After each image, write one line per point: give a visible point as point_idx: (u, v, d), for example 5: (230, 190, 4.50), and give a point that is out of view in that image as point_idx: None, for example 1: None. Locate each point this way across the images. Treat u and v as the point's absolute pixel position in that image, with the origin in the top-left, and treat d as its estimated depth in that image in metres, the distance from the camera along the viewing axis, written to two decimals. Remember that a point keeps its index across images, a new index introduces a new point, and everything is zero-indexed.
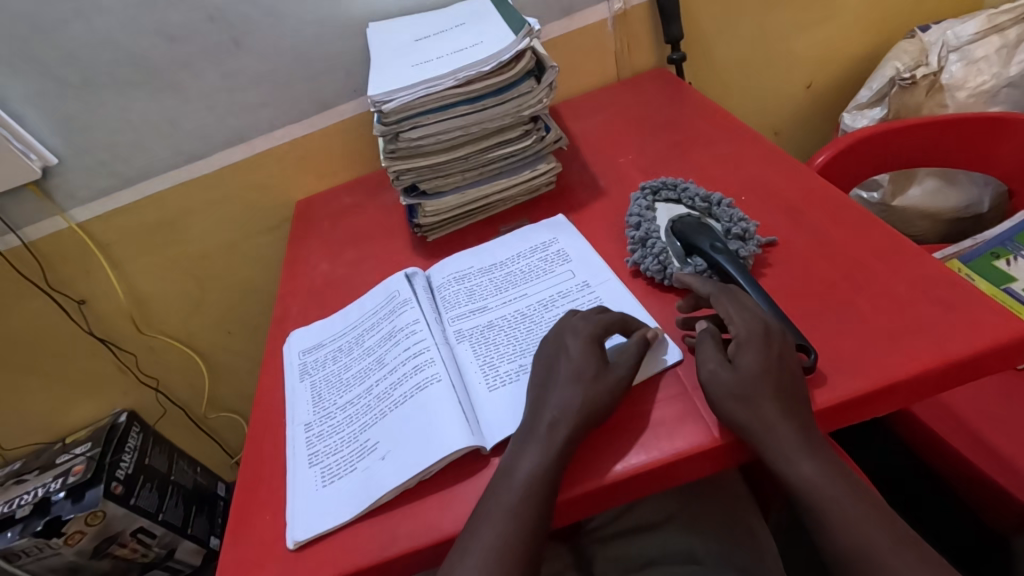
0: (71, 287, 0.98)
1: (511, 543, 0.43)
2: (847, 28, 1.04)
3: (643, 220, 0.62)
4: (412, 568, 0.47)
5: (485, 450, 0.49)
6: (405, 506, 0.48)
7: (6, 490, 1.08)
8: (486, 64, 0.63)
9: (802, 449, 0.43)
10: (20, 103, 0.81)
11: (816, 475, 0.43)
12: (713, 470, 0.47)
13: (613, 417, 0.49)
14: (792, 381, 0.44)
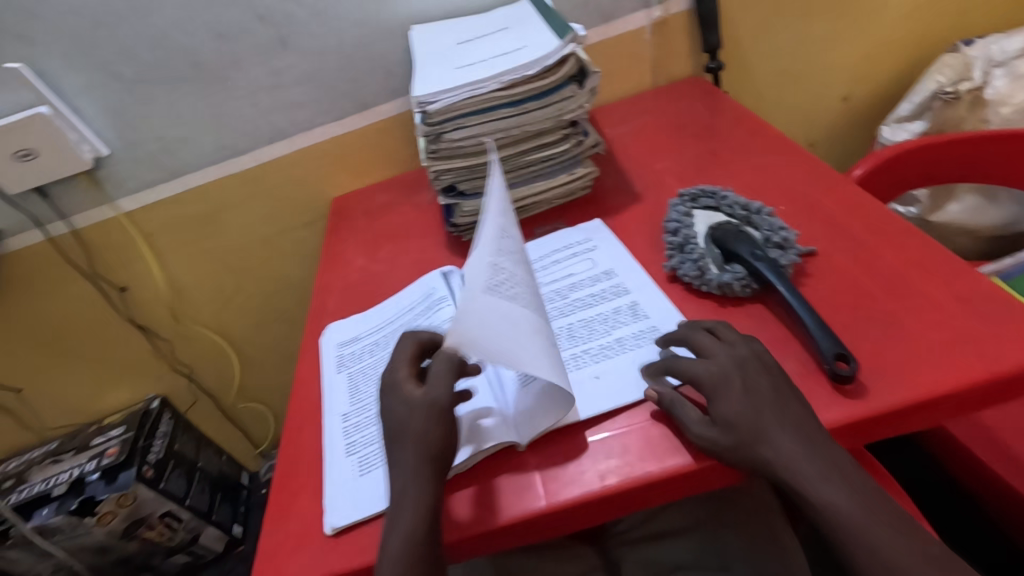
0: (114, 274, 1.01)
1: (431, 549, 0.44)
2: (889, 41, 1.03)
3: (682, 227, 0.62)
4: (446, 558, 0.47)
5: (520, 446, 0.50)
6: None
7: (43, 469, 1.11)
8: (530, 68, 0.64)
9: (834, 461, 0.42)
10: (77, 95, 0.84)
11: (845, 488, 0.42)
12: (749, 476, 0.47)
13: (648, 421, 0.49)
14: (779, 411, 0.44)
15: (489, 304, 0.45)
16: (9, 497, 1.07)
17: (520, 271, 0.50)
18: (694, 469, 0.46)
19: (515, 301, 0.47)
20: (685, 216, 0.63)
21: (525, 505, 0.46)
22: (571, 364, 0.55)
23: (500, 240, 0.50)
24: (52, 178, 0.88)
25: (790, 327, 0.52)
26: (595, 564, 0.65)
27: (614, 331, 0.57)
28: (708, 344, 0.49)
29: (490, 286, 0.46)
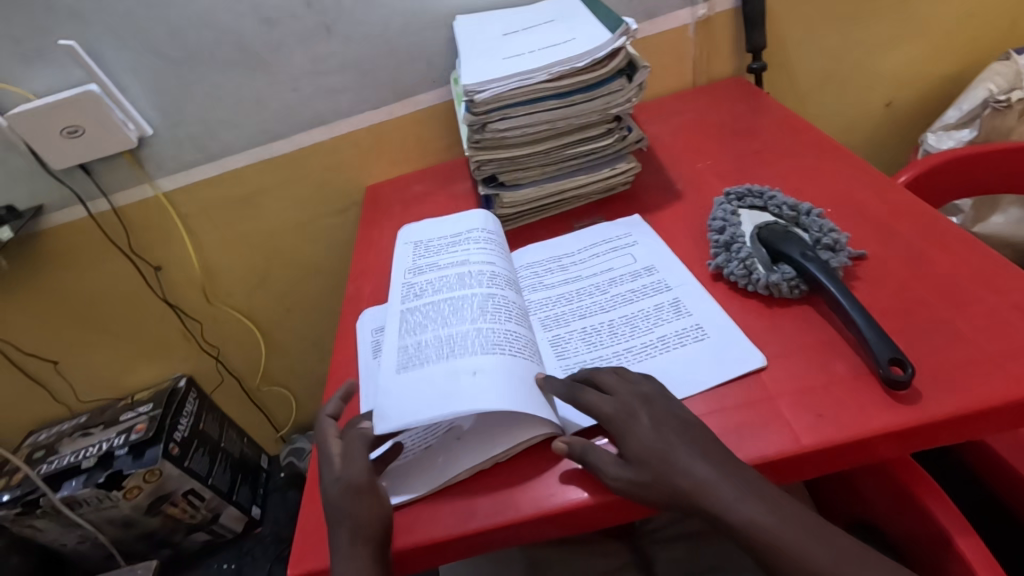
0: (151, 253, 1.03)
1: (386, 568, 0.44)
2: (937, 47, 1.01)
3: (728, 225, 0.62)
4: (487, 546, 0.47)
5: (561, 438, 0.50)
6: (479, 485, 0.49)
7: (73, 441, 1.13)
8: (580, 60, 0.64)
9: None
10: (125, 74, 0.86)
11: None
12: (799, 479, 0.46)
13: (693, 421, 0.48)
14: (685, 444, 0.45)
15: (403, 381, 0.50)
16: (39, 467, 1.09)
17: (430, 332, 0.54)
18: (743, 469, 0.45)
19: (426, 363, 0.51)
20: (731, 215, 0.63)
21: (566, 497, 0.46)
22: (614, 359, 0.54)
23: (405, 320, 0.56)
24: (97, 155, 0.89)
25: (841, 330, 0.51)
26: (627, 560, 0.66)
27: (657, 328, 0.56)
28: (610, 381, 0.49)
29: (400, 368, 0.52)
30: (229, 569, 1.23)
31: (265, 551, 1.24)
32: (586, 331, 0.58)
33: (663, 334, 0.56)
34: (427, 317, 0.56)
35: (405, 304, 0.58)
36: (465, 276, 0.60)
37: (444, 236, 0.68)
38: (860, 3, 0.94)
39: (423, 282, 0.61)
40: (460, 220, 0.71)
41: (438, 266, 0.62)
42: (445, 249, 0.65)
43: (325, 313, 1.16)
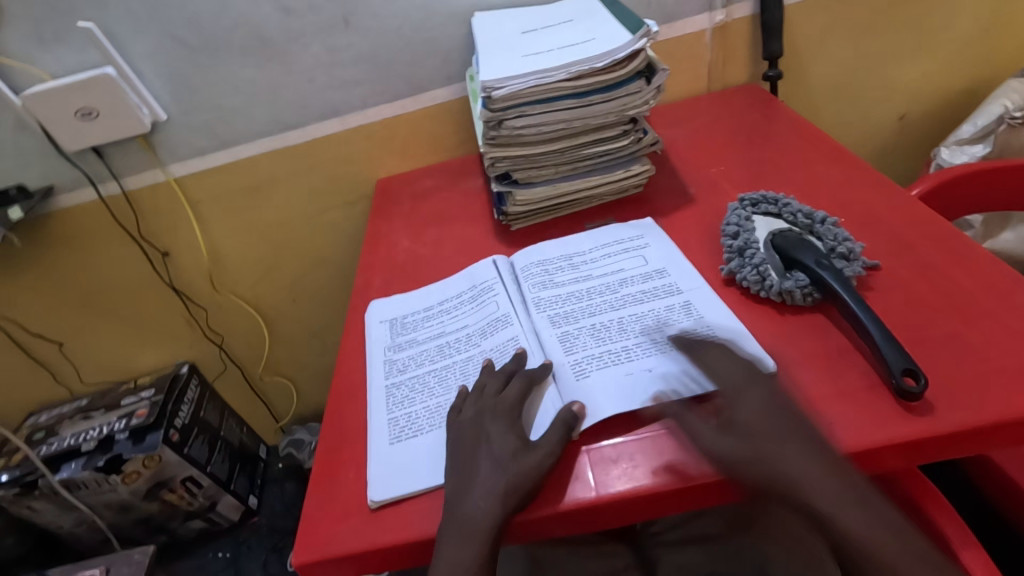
0: (159, 238, 1.03)
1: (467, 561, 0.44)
2: (952, 62, 1.01)
3: (741, 231, 0.62)
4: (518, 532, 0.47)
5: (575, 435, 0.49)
6: None
7: (73, 424, 1.13)
8: (600, 60, 0.64)
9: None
10: (141, 59, 0.86)
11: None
12: None
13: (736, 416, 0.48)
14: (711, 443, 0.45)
15: (398, 452, 0.52)
16: (39, 448, 1.09)
17: (419, 404, 0.56)
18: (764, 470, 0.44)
19: (420, 434, 0.54)
20: (744, 221, 0.63)
21: (574, 496, 0.46)
22: (625, 358, 0.54)
23: (391, 395, 0.58)
24: (110, 138, 0.89)
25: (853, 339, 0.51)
26: (631, 561, 0.66)
27: (667, 328, 0.56)
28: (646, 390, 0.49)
29: (393, 439, 0.54)
30: (225, 558, 1.24)
31: (261, 541, 1.24)
32: (596, 328, 0.58)
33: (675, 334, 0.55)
34: (413, 390, 0.58)
35: (389, 380, 0.60)
36: (445, 347, 0.62)
37: (418, 312, 0.68)
38: (879, 15, 0.94)
39: (405, 357, 0.62)
40: (441, 287, 0.70)
41: (417, 342, 0.64)
42: (421, 324, 0.66)
43: (330, 306, 1.16)
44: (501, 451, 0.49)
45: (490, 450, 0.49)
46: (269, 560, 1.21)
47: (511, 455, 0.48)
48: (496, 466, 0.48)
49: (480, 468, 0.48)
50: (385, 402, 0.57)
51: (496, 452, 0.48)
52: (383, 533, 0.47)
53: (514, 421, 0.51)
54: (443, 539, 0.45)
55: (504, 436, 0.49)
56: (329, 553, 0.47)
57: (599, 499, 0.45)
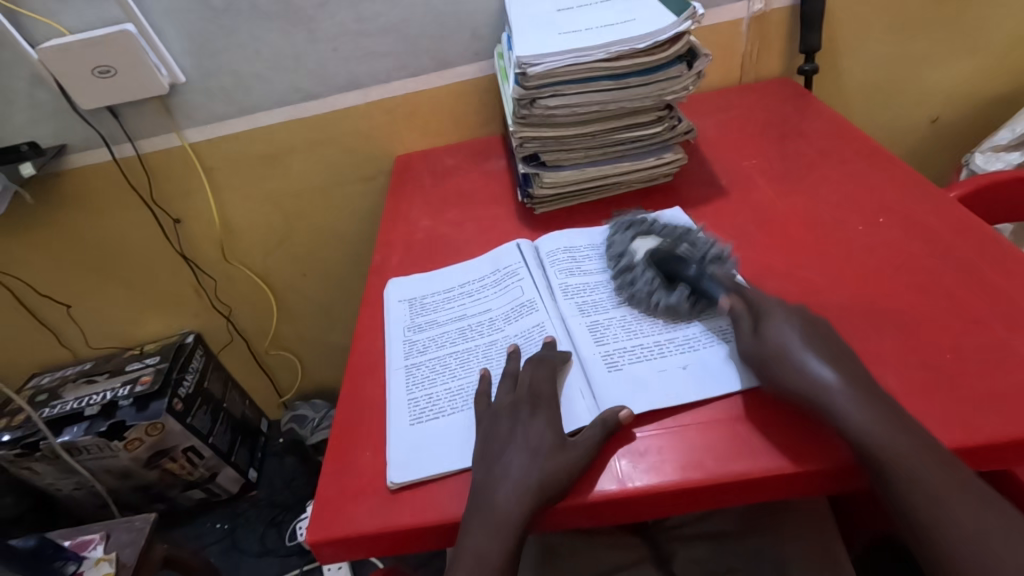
0: (171, 204, 1.01)
1: (493, 556, 0.43)
2: (990, 67, 0.98)
3: (625, 251, 0.62)
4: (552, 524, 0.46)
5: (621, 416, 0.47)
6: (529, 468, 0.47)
7: (76, 388, 1.11)
8: (641, 41, 0.62)
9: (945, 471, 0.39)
10: (162, 17, 0.83)
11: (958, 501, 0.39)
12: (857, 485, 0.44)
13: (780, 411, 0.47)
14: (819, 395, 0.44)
15: (419, 433, 0.51)
16: (42, 410, 1.08)
17: (439, 385, 0.55)
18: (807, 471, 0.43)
19: (442, 416, 0.52)
20: (626, 242, 0.63)
21: (599, 488, 0.45)
22: (656, 348, 0.53)
23: (411, 375, 0.57)
24: (127, 98, 0.87)
25: (892, 342, 0.50)
26: (646, 555, 0.65)
27: (701, 323, 0.55)
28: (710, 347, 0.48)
29: (413, 421, 0.52)
30: (223, 529, 1.23)
31: (260, 514, 1.24)
32: (626, 318, 0.57)
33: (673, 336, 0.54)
34: (434, 371, 0.57)
35: (408, 361, 0.58)
36: (467, 330, 0.61)
37: (439, 292, 0.66)
38: (920, 14, 0.91)
39: (425, 338, 0.61)
40: (462, 268, 0.69)
41: (437, 323, 0.62)
42: (442, 305, 0.64)
43: (342, 283, 1.15)
44: (535, 441, 0.47)
45: (525, 442, 0.47)
46: (266, 534, 1.21)
47: (547, 448, 0.46)
48: (529, 454, 0.46)
49: (510, 459, 0.46)
50: (405, 380, 0.56)
51: (533, 443, 0.47)
52: (402, 515, 0.46)
53: (555, 413, 0.49)
54: (467, 525, 0.44)
55: (542, 427, 0.48)
56: (345, 532, 0.46)
57: (625, 493, 0.44)
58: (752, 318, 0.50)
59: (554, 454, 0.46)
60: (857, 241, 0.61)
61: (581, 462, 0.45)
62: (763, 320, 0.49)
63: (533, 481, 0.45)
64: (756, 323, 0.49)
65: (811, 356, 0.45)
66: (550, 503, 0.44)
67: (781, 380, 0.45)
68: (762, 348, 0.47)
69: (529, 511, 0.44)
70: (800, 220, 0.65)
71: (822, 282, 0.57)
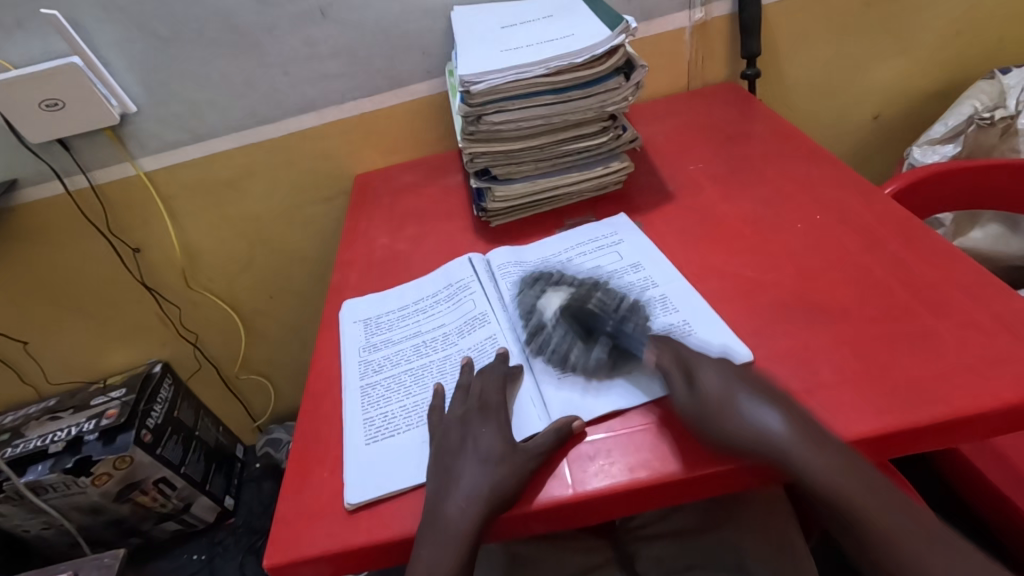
0: (129, 234, 1.00)
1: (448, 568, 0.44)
2: (924, 64, 1.03)
3: (534, 309, 0.60)
4: (507, 533, 0.47)
5: (576, 424, 0.48)
6: None
7: (40, 425, 1.09)
8: (579, 56, 0.64)
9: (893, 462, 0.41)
10: (109, 48, 0.83)
11: None
12: None
13: None
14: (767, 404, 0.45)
15: (375, 452, 0.51)
16: (4, 450, 1.06)
17: (394, 403, 0.56)
18: (748, 464, 0.44)
19: (397, 433, 0.53)
20: (536, 301, 0.61)
21: (552, 492, 0.46)
22: (603, 352, 0.54)
23: (366, 396, 0.57)
24: (77, 129, 0.86)
25: (827, 335, 0.52)
26: (608, 557, 0.67)
27: (644, 324, 0.57)
28: (705, 377, 0.48)
29: (369, 440, 0.53)
30: (200, 560, 1.21)
31: (237, 542, 1.22)
32: (574, 324, 0.58)
33: (619, 339, 0.56)
34: (389, 390, 0.57)
35: (364, 381, 0.59)
36: (422, 346, 0.61)
37: (394, 310, 0.67)
38: (852, 16, 0.95)
39: (380, 358, 0.61)
40: (417, 285, 0.70)
41: (392, 341, 0.63)
42: (397, 323, 0.65)
43: (308, 304, 1.15)
44: (487, 450, 0.48)
45: (476, 452, 0.48)
46: (245, 562, 1.19)
47: (497, 455, 0.47)
48: (481, 463, 0.47)
49: (463, 471, 0.47)
50: (360, 400, 0.57)
51: (484, 452, 0.48)
52: (359, 533, 0.46)
53: (504, 421, 0.50)
54: (422, 539, 0.44)
55: (493, 437, 0.49)
56: (303, 554, 0.46)
57: (577, 496, 0.45)
58: (683, 373, 0.49)
59: (505, 461, 0.47)
60: (797, 238, 0.63)
61: (531, 466, 0.46)
62: (693, 372, 0.49)
63: (485, 488, 0.46)
64: (687, 378, 0.49)
65: (739, 403, 0.46)
66: (501, 509, 0.45)
67: (730, 435, 0.45)
68: (700, 404, 0.47)
69: (481, 519, 0.45)
70: (743, 220, 0.67)
71: (763, 279, 0.59)
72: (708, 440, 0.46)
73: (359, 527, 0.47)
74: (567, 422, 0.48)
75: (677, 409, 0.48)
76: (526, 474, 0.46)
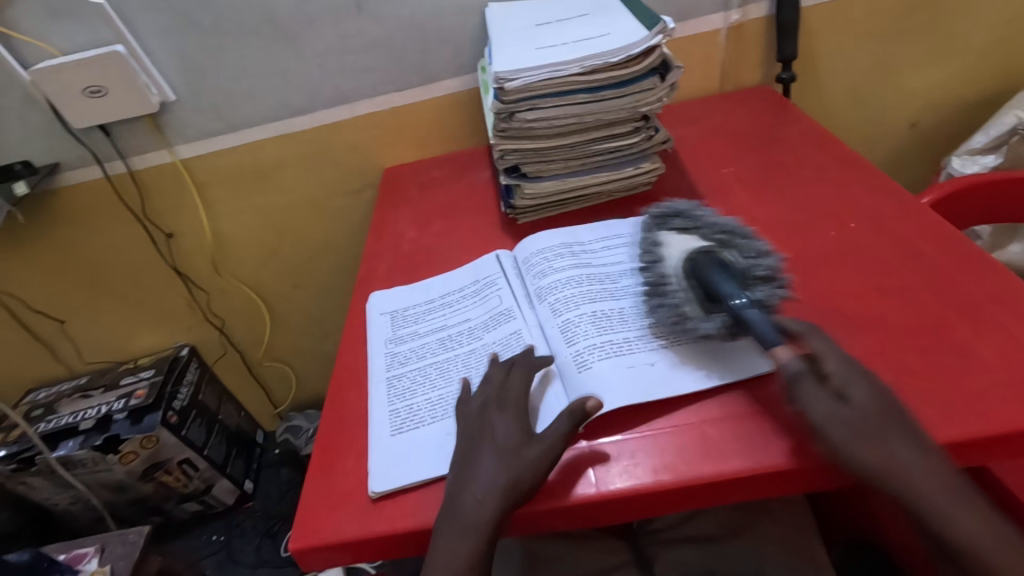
0: (163, 219, 1.03)
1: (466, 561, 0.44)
2: (966, 70, 1.00)
3: (659, 257, 0.58)
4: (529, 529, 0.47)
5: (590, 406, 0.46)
6: None
7: (72, 402, 1.12)
8: (614, 55, 0.63)
9: (937, 477, 0.40)
10: (151, 37, 0.85)
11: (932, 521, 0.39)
12: (831, 484, 0.45)
13: (746, 414, 0.48)
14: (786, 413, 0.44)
15: (400, 443, 0.52)
16: (38, 424, 1.10)
17: (420, 396, 0.56)
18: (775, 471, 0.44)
19: (422, 425, 0.53)
20: (655, 248, 0.59)
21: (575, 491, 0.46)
22: (626, 347, 0.54)
23: (392, 387, 0.58)
24: (117, 116, 0.88)
25: (859, 345, 0.51)
26: (625, 558, 0.67)
27: None
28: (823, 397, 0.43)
29: (394, 431, 0.53)
30: (219, 541, 1.24)
31: (255, 526, 1.25)
32: (597, 317, 0.58)
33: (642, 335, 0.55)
34: (415, 382, 0.58)
35: (390, 372, 0.60)
36: (447, 340, 0.62)
37: (420, 303, 0.67)
38: (893, 21, 0.93)
39: (406, 350, 0.62)
40: (444, 279, 0.70)
41: (418, 334, 0.63)
42: (423, 317, 0.65)
43: (332, 294, 1.16)
44: (505, 440, 0.48)
45: (494, 443, 0.48)
46: (262, 545, 1.21)
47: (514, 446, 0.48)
48: (499, 455, 0.47)
49: (481, 463, 0.47)
50: (387, 391, 0.57)
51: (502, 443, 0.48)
52: (382, 522, 0.47)
53: (523, 411, 0.50)
54: (441, 533, 0.45)
55: (510, 428, 0.49)
56: (327, 539, 0.47)
57: (600, 496, 0.45)
58: (814, 375, 0.44)
59: (523, 452, 0.47)
60: (830, 246, 0.62)
61: (549, 457, 0.46)
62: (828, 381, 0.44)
63: (502, 480, 0.46)
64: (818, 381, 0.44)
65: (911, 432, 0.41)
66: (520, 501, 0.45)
67: (933, 460, 0.40)
68: (839, 419, 0.42)
69: (499, 511, 0.45)
70: (774, 225, 0.67)
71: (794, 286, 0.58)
72: (732, 445, 0.46)
73: (382, 517, 0.47)
74: (583, 404, 0.47)
75: (817, 420, 0.42)
76: (542, 466, 0.46)
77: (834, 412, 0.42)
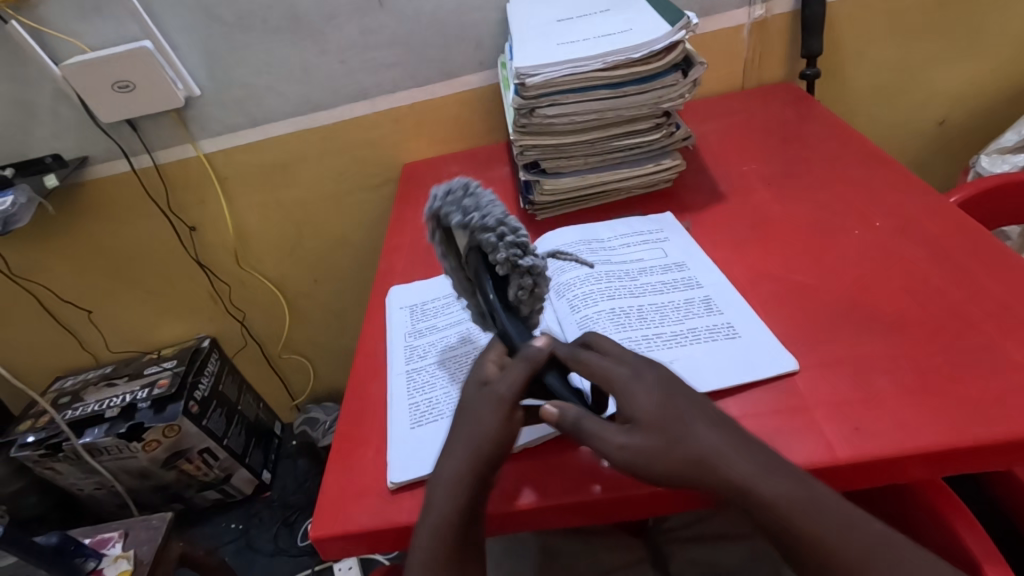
0: (187, 212, 1.05)
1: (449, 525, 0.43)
2: (997, 66, 0.98)
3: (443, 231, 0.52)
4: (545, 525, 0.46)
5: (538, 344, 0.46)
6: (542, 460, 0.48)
7: (97, 391, 1.15)
8: (637, 51, 0.63)
9: (782, 491, 0.39)
10: (178, 33, 0.86)
11: None
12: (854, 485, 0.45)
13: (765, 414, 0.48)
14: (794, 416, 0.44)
15: (419, 436, 0.52)
16: (65, 412, 1.13)
17: (438, 390, 0.57)
18: None
19: (441, 419, 0.54)
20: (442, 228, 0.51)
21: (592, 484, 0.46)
22: (643, 343, 0.54)
23: (412, 380, 0.58)
24: (145, 111, 0.90)
25: (883, 346, 0.50)
26: (642, 556, 0.66)
27: (688, 321, 0.56)
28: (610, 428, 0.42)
29: (414, 424, 0.54)
30: (237, 529, 1.26)
31: (272, 515, 1.27)
32: (615, 312, 0.58)
33: (659, 333, 0.55)
34: (434, 376, 0.58)
35: (409, 366, 0.60)
36: (465, 334, 0.62)
37: (439, 298, 0.68)
38: (922, 16, 0.91)
39: (425, 344, 0.62)
40: None
41: (437, 328, 0.64)
42: (441, 311, 0.66)
43: (350, 288, 1.17)
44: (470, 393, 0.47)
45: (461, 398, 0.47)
46: (279, 534, 1.23)
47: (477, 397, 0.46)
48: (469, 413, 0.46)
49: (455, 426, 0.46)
50: (406, 384, 0.58)
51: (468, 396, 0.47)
52: (402, 513, 0.48)
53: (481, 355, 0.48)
54: (426, 507, 0.44)
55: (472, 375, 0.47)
56: (347, 528, 0.47)
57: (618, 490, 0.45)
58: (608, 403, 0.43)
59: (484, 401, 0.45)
60: (854, 244, 0.61)
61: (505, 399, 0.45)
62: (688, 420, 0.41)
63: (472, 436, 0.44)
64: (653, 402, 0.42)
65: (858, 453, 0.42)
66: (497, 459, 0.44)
67: None
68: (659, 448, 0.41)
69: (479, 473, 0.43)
70: (796, 224, 0.66)
71: (816, 285, 0.58)
72: None
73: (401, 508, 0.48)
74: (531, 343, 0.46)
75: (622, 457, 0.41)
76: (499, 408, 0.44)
77: (621, 447, 0.41)
